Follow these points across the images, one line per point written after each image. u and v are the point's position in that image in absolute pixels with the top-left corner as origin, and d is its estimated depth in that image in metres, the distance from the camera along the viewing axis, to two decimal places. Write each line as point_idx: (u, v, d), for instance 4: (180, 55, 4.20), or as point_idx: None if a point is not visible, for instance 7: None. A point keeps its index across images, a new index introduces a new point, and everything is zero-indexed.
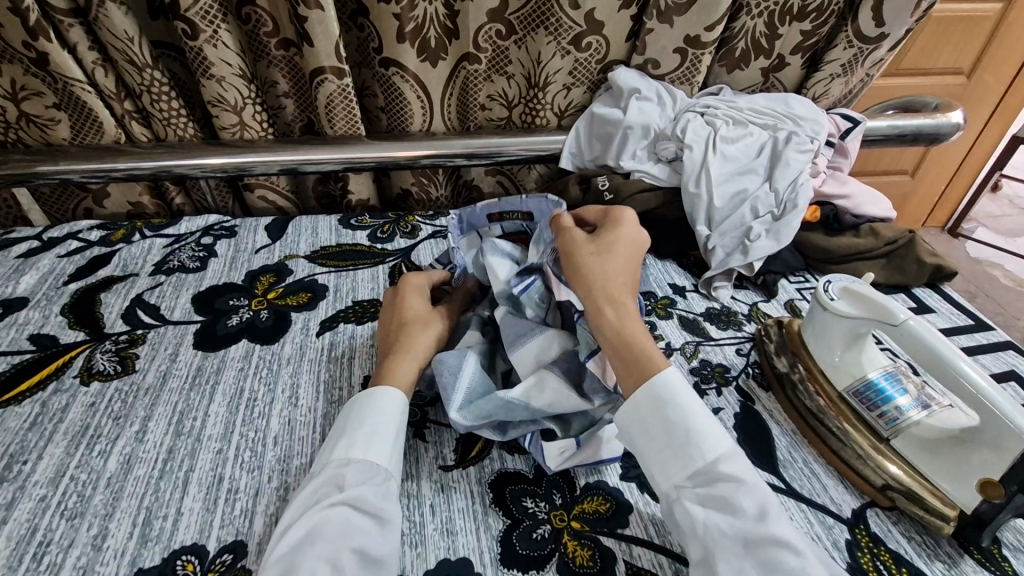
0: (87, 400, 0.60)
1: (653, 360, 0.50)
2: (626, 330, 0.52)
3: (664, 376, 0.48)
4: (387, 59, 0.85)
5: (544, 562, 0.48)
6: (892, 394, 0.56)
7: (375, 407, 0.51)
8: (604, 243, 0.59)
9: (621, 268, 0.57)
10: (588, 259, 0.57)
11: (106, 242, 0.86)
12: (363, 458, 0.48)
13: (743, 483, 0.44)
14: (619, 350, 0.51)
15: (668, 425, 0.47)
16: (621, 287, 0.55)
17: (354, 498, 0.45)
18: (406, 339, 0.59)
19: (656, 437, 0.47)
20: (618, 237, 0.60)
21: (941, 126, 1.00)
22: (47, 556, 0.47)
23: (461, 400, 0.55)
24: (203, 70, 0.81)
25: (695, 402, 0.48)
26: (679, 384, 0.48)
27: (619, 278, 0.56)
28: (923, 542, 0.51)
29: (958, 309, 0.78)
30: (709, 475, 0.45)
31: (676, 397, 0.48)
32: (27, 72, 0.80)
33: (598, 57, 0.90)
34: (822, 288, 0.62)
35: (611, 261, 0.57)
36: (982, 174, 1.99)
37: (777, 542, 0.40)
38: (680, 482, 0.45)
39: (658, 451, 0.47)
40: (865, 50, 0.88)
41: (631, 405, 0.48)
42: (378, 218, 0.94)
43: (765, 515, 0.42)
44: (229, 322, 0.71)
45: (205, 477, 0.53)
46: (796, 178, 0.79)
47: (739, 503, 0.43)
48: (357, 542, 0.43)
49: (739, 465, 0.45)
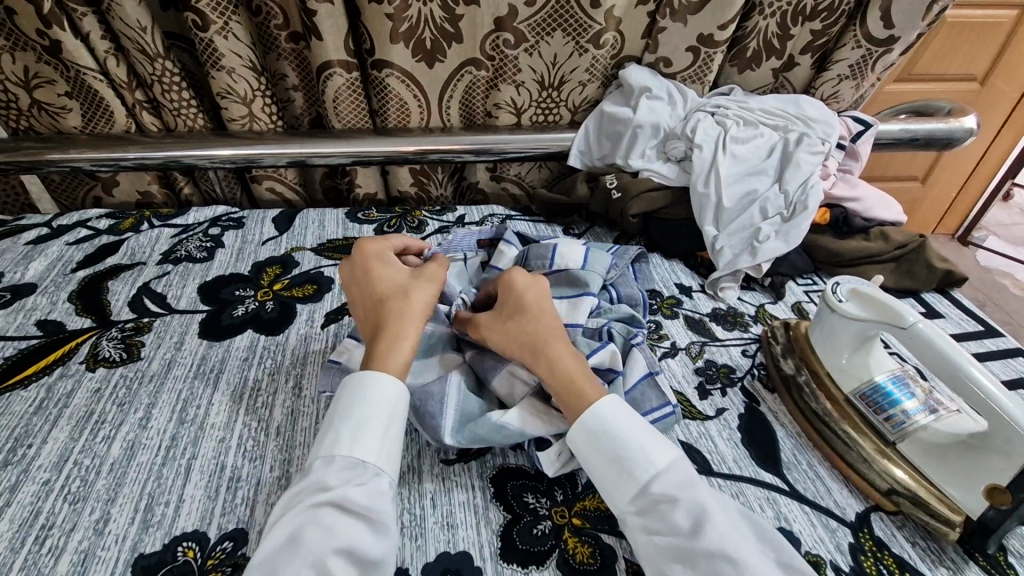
0: (92, 386, 0.61)
1: (589, 392, 0.51)
2: (561, 375, 0.52)
3: (594, 406, 0.50)
4: (377, 62, 0.85)
5: (544, 558, 0.48)
6: (899, 398, 0.55)
7: (364, 400, 0.50)
8: (511, 304, 0.59)
9: (536, 309, 0.58)
10: (505, 326, 0.57)
11: (115, 231, 0.86)
12: (348, 452, 0.48)
13: (679, 501, 0.45)
14: (559, 395, 0.52)
15: (604, 456, 0.48)
16: (537, 331, 0.56)
17: (340, 497, 0.44)
18: (387, 313, 0.57)
19: (600, 468, 0.48)
20: (516, 290, 0.60)
21: (953, 131, 0.99)
22: (49, 539, 0.47)
23: (453, 425, 0.53)
24: (213, 62, 0.82)
25: (629, 424, 0.49)
26: (614, 410, 0.50)
27: (530, 323, 0.57)
28: (928, 547, 0.50)
29: (967, 315, 0.78)
30: (648, 496, 0.46)
31: (607, 425, 0.49)
32: (40, 59, 0.81)
33: (612, 53, 0.90)
34: (830, 289, 0.61)
35: (522, 308, 0.58)
36: (994, 181, 1.97)
37: (713, 554, 0.41)
38: (624, 506, 0.47)
39: (602, 480, 0.48)
40: (877, 52, 0.88)
41: (574, 443, 0.50)
42: (385, 213, 0.95)
43: (698, 529, 0.43)
44: (234, 313, 0.72)
45: (207, 464, 0.53)
46: (807, 180, 0.79)
47: (675, 520, 0.44)
48: (342, 541, 0.42)
49: (673, 481, 0.46)
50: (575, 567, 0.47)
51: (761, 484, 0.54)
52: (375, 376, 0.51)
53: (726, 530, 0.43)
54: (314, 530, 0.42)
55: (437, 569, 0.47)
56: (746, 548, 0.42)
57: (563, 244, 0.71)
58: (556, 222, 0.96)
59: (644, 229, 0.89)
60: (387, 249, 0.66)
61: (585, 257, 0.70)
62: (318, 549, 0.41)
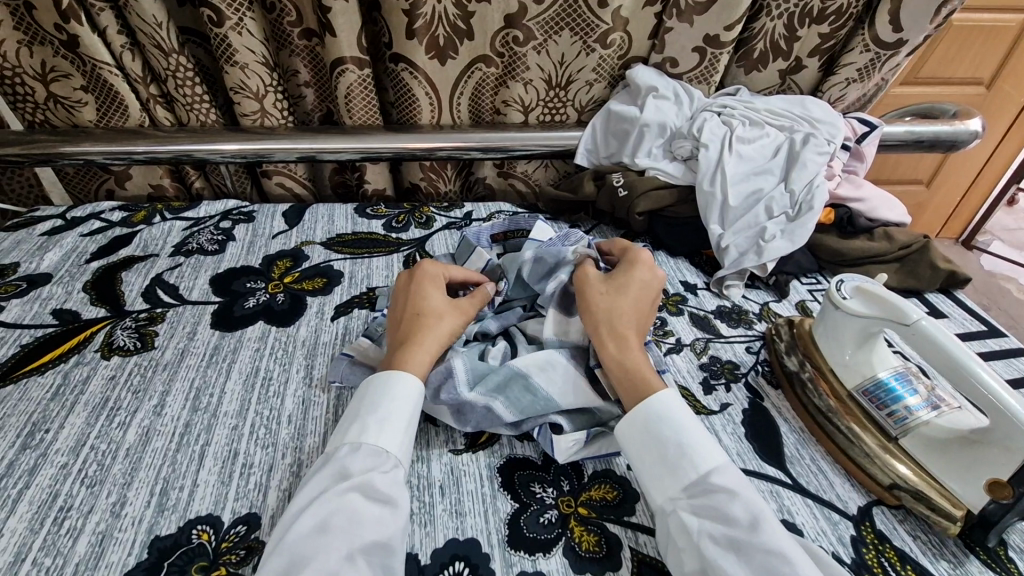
0: (107, 373, 0.62)
1: (657, 381, 0.53)
2: (634, 356, 0.55)
3: (663, 394, 0.51)
4: (396, 55, 0.86)
5: (551, 546, 0.48)
6: (902, 394, 0.56)
7: (391, 393, 0.51)
8: (617, 283, 0.61)
9: (634, 308, 0.60)
10: (599, 299, 0.60)
11: (128, 223, 0.87)
12: (374, 441, 0.49)
13: (736, 494, 0.45)
14: (622, 370, 0.54)
15: (663, 438, 0.49)
16: (634, 322, 0.58)
17: (364, 484, 0.46)
18: (421, 328, 0.57)
19: (653, 446, 0.49)
20: (640, 278, 0.62)
21: (959, 133, 0.99)
22: (67, 520, 0.48)
23: (469, 379, 0.57)
24: (227, 57, 0.83)
25: (692, 417, 0.50)
26: (679, 403, 0.51)
27: (629, 313, 0.59)
28: (929, 541, 0.51)
29: (971, 315, 0.78)
30: (703, 486, 0.46)
31: (677, 410, 0.50)
32: (57, 53, 0.82)
33: (620, 53, 0.90)
34: (835, 286, 0.62)
35: (621, 300, 0.60)
36: (999, 185, 1.97)
37: (771, 551, 0.41)
38: (674, 493, 0.46)
39: (655, 459, 0.48)
40: (882, 55, 0.88)
41: (628, 416, 0.51)
42: (393, 209, 0.95)
43: (758, 524, 0.42)
44: (245, 304, 0.73)
45: (220, 451, 0.55)
46: (812, 181, 0.79)
47: (731, 512, 0.43)
48: (368, 530, 0.43)
49: (731, 478, 0.46)
50: (582, 555, 0.48)
51: (764, 478, 0.55)
52: (402, 376, 0.52)
53: (781, 532, 0.43)
54: (341, 518, 0.43)
55: (445, 555, 0.48)
56: (797, 550, 0.42)
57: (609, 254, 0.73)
58: (562, 219, 0.97)
59: (649, 228, 0.89)
60: (443, 269, 0.66)
61: None
62: (344, 538, 0.42)
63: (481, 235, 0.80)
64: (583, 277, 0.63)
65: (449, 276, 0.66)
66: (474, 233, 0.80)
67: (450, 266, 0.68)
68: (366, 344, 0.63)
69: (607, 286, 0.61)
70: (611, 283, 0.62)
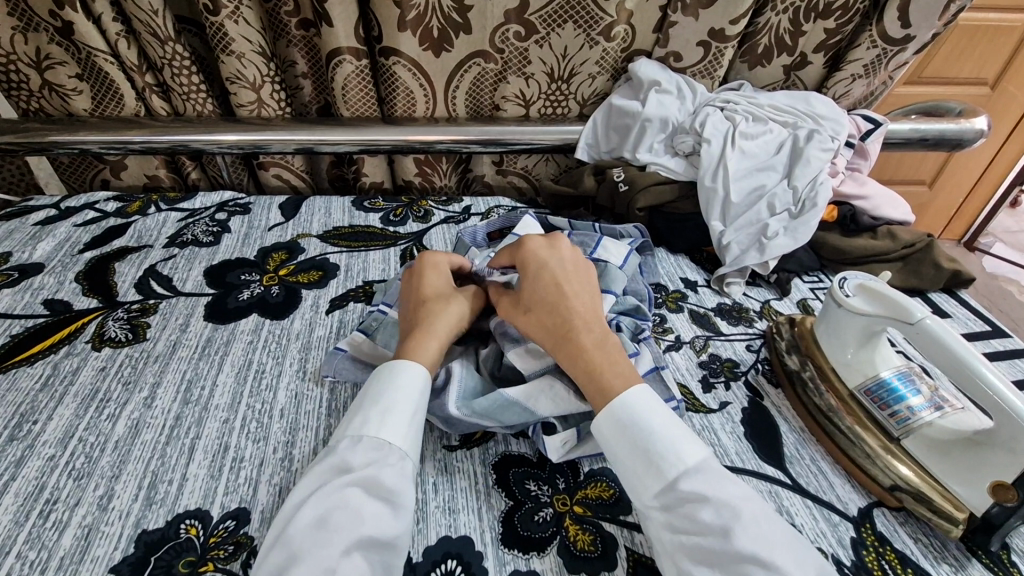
0: (98, 364, 0.61)
1: (616, 382, 0.50)
2: (585, 365, 0.51)
3: (619, 404, 0.48)
4: (385, 48, 0.85)
5: (545, 545, 0.48)
6: (905, 394, 0.55)
7: (396, 383, 0.50)
8: (527, 288, 0.58)
9: (559, 299, 0.56)
10: (528, 315, 0.57)
11: (122, 214, 0.86)
12: (375, 434, 0.47)
13: (708, 499, 0.42)
14: (588, 387, 0.51)
15: (634, 446, 0.47)
16: (563, 321, 0.54)
17: (365, 479, 0.44)
18: (441, 318, 0.57)
19: (627, 458, 0.47)
20: (538, 267, 0.59)
21: (964, 132, 0.98)
22: (54, 513, 0.47)
23: (460, 398, 0.54)
24: (223, 46, 0.82)
25: (658, 415, 0.47)
26: (639, 403, 0.48)
27: (553, 314, 0.55)
28: (930, 544, 0.50)
29: (974, 315, 0.77)
30: (674, 495, 0.44)
31: (638, 414, 0.47)
32: (52, 40, 0.81)
33: (623, 46, 0.89)
34: (837, 285, 0.60)
35: (545, 300, 0.56)
36: (998, 195, 1.97)
37: (744, 558, 0.39)
38: (649, 500, 0.45)
39: (630, 471, 0.47)
40: (890, 51, 0.87)
41: (599, 433, 0.49)
42: (391, 202, 0.95)
43: (731, 530, 0.40)
44: (240, 297, 0.72)
45: (211, 444, 0.54)
46: (817, 177, 0.78)
47: (702, 518, 0.42)
48: (369, 528, 0.42)
49: (704, 481, 0.43)
50: (576, 554, 0.47)
51: (763, 477, 0.54)
52: (403, 363, 0.52)
53: (770, 535, 0.41)
54: (341, 514, 0.42)
55: (437, 553, 0.47)
56: (778, 550, 0.40)
57: (608, 241, 0.72)
58: (561, 215, 0.96)
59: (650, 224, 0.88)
60: (452, 260, 0.66)
61: (625, 258, 0.71)
62: (342, 534, 0.41)
63: (478, 233, 0.79)
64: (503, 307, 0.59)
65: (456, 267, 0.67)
66: (471, 232, 0.79)
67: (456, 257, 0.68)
68: (359, 339, 0.61)
69: (524, 295, 0.58)
70: (523, 295, 0.58)
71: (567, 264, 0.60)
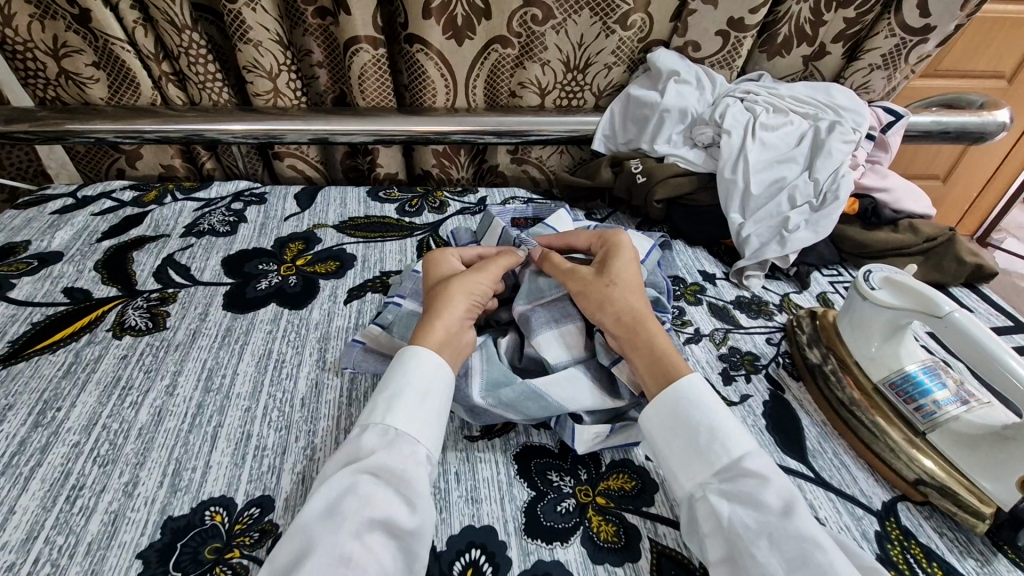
0: (119, 353, 0.61)
1: (679, 364, 0.52)
2: (652, 342, 0.53)
3: (687, 379, 0.50)
4: (411, 36, 0.84)
5: (569, 535, 0.48)
6: (931, 388, 0.55)
7: (405, 369, 0.50)
8: (613, 266, 0.60)
9: (634, 287, 0.59)
10: (605, 285, 0.58)
11: (139, 203, 0.87)
12: (379, 420, 0.48)
13: (768, 479, 0.44)
14: (648, 360, 0.52)
15: (694, 426, 0.48)
16: (639, 303, 0.57)
17: (375, 465, 0.44)
18: (448, 299, 0.56)
19: (682, 434, 0.48)
20: (623, 256, 0.62)
21: (986, 124, 0.97)
22: (80, 499, 0.48)
23: (485, 389, 0.54)
24: (240, 35, 0.81)
25: (720, 405, 0.49)
26: (702, 390, 0.49)
27: (632, 296, 0.57)
28: (956, 539, 0.49)
29: (997, 310, 0.76)
30: (734, 470, 0.45)
31: (699, 396, 0.49)
32: (69, 28, 0.81)
33: (640, 36, 0.88)
34: (862, 277, 0.60)
35: (624, 281, 0.59)
36: (1007, 197, 1.97)
37: (807, 537, 0.40)
38: (705, 478, 0.46)
39: (683, 446, 0.47)
40: (910, 41, 0.86)
41: (659, 405, 0.49)
42: (406, 193, 0.94)
43: (792, 510, 0.42)
44: (258, 286, 0.72)
45: (233, 432, 0.54)
46: (837, 169, 0.77)
47: (764, 497, 0.43)
48: (379, 510, 0.42)
49: (762, 462, 0.46)
50: (600, 545, 0.47)
51: (786, 471, 0.53)
52: (410, 351, 0.51)
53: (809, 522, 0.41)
54: (351, 499, 0.42)
55: (461, 542, 0.47)
56: (832, 539, 0.41)
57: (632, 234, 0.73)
58: (578, 207, 0.95)
59: (667, 216, 0.88)
60: (460, 254, 0.66)
61: (646, 252, 0.71)
62: (354, 518, 0.41)
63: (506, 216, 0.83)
64: (577, 275, 0.60)
65: (466, 257, 0.66)
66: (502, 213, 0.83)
67: (466, 248, 0.67)
68: (377, 332, 0.59)
69: (602, 269, 0.60)
70: (609, 272, 0.59)
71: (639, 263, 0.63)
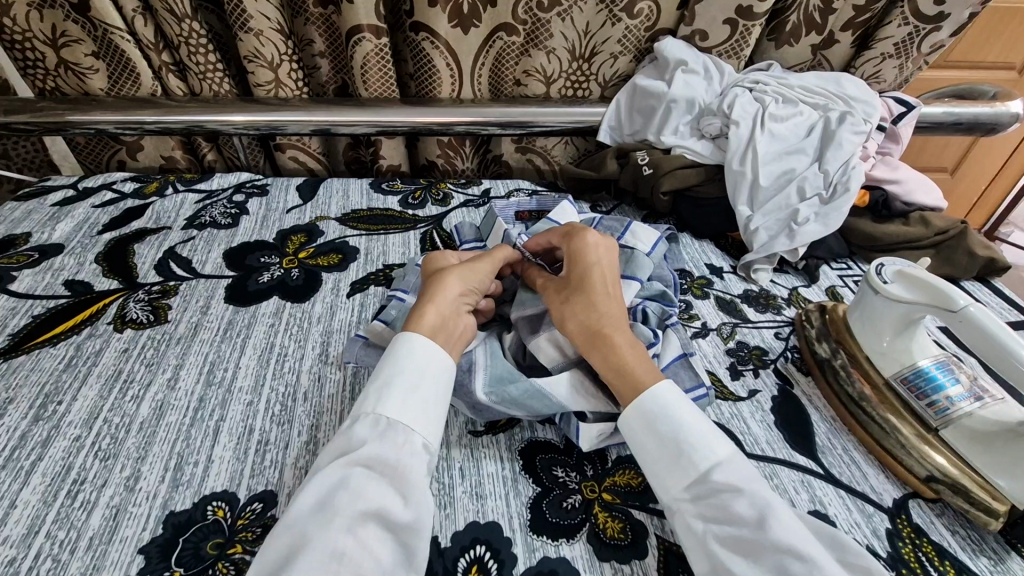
0: (120, 347, 0.61)
1: (645, 378, 0.50)
2: (616, 356, 0.52)
3: (649, 394, 0.49)
4: (417, 24, 0.82)
5: (574, 532, 0.47)
6: (944, 383, 0.54)
7: (397, 358, 0.50)
8: (577, 275, 0.58)
9: (603, 294, 0.57)
10: (568, 298, 0.57)
11: (140, 195, 0.86)
12: (371, 411, 0.47)
13: (741, 491, 0.43)
14: (614, 376, 0.51)
15: (662, 441, 0.47)
16: (605, 313, 0.55)
17: (366, 458, 0.44)
18: (439, 287, 0.55)
19: (652, 451, 0.47)
20: (588, 260, 0.59)
21: (999, 115, 0.95)
22: (81, 494, 0.47)
23: (489, 385, 0.53)
24: (241, 24, 0.80)
25: (687, 415, 0.47)
26: (665, 403, 0.48)
27: (598, 305, 0.55)
28: (968, 537, 0.48)
29: (1009, 304, 0.75)
30: (706, 486, 0.44)
31: (665, 409, 0.48)
32: (67, 17, 0.79)
33: (647, 24, 0.87)
34: (874, 269, 0.59)
35: (589, 289, 0.57)
36: (1014, 190, 1.95)
37: (782, 550, 0.39)
38: (678, 493, 0.45)
39: (656, 463, 0.47)
40: (922, 29, 0.84)
41: (626, 421, 0.49)
42: (410, 184, 0.93)
43: (765, 521, 0.40)
44: (260, 280, 0.71)
45: (236, 427, 0.53)
46: (848, 160, 0.76)
47: (737, 511, 0.42)
48: (372, 504, 0.41)
49: (735, 472, 0.44)
50: (606, 542, 0.46)
51: (795, 467, 0.53)
52: (402, 338, 0.51)
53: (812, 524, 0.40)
54: (343, 493, 0.41)
55: (466, 538, 0.46)
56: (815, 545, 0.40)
57: (639, 226, 0.72)
58: (583, 199, 0.94)
59: (673, 209, 0.87)
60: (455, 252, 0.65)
61: (653, 243, 0.70)
62: (345, 512, 0.40)
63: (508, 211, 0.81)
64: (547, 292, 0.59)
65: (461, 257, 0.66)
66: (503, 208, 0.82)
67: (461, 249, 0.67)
68: (380, 328, 0.58)
69: (569, 280, 0.59)
70: (568, 286, 0.58)
71: (610, 261, 0.60)
